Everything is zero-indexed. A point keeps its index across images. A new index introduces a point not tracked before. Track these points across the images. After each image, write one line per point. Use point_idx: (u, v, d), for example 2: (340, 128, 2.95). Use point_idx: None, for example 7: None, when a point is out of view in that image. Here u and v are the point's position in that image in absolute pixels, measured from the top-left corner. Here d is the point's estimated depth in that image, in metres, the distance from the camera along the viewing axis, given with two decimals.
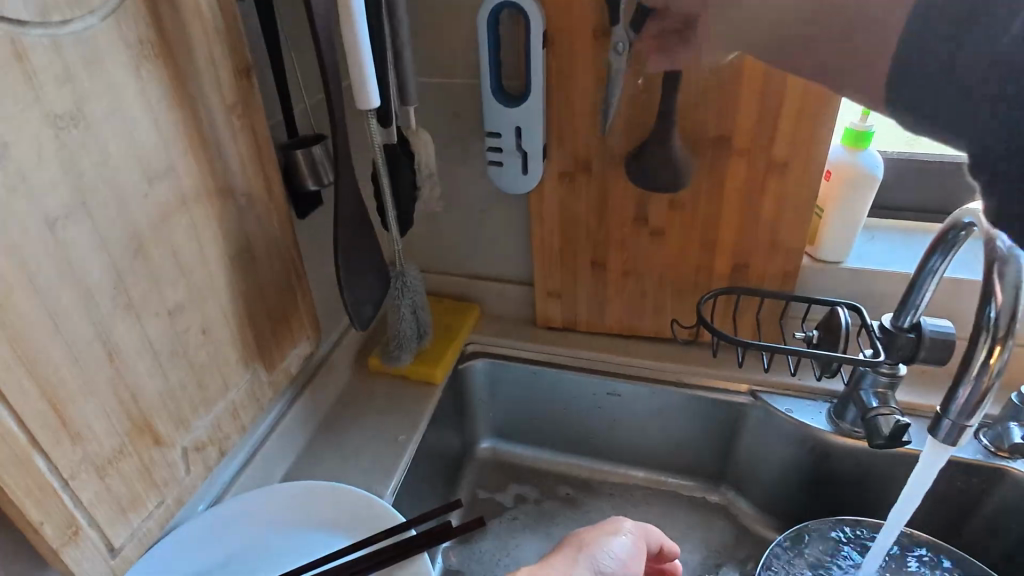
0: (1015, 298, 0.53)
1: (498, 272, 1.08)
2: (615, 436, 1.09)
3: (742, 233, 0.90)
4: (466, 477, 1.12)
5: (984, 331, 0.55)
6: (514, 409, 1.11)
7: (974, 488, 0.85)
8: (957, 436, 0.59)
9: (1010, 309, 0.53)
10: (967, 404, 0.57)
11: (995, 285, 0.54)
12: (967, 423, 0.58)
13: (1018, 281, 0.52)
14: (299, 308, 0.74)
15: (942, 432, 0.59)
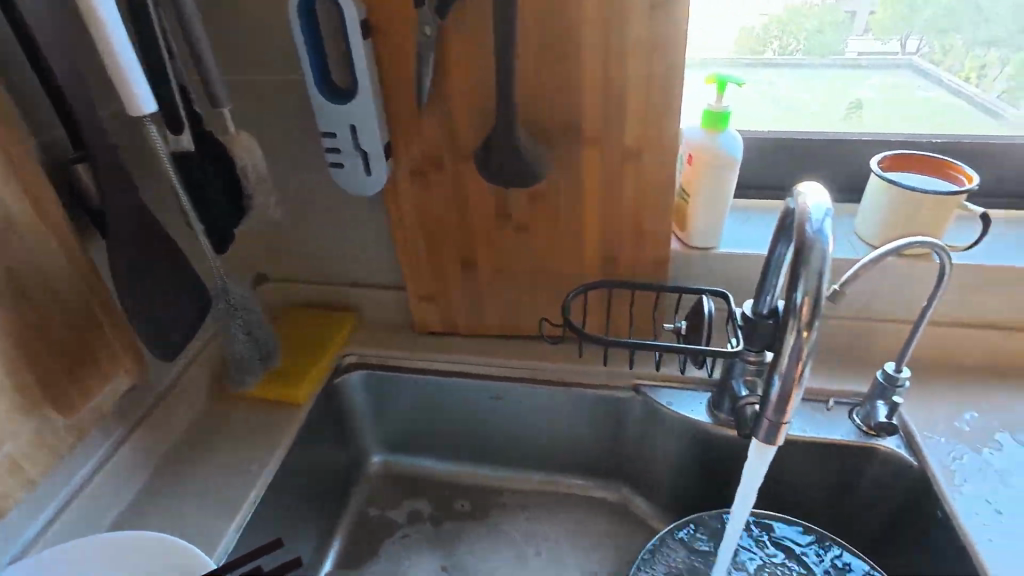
0: (819, 282, 0.50)
1: (371, 278, 1.02)
2: (506, 441, 1.06)
3: (606, 225, 0.86)
4: (356, 494, 1.06)
5: (787, 322, 0.51)
6: (403, 420, 1.07)
7: (849, 469, 0.85)
8: (774, 434, 0.56)
9: (813, 295, 0.50)
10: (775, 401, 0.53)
11: (800, 271, 0.50)
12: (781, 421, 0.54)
13: (823, 263, 0.50)
14: (112, 352, 0.66)
15: (757, 428, 0.56)
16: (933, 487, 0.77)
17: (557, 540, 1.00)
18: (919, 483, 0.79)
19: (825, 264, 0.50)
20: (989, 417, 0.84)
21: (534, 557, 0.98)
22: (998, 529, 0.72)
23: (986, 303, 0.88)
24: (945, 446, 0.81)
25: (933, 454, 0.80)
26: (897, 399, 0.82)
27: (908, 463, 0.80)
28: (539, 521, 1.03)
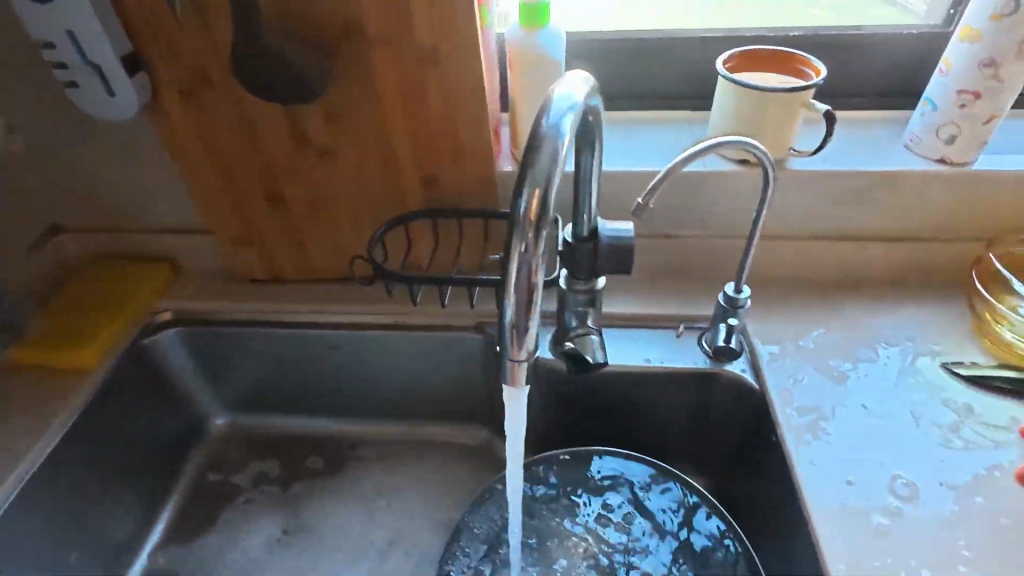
0: (547, 180, 0.39)
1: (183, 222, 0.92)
2: (356, 390, 0.98)
3: (418, 145, 0.75)
4: (196, 460, 0.97)
5: (515, 232, 0.39)
6: (243, 377, 0.97)
7: (697, 398, 0.79)
8: (514, 378, 0.44)
9: (540, 197, 0.39)
10: (513, 334, 0.42)
11: (528, 171, 0.40)
12: (518, 360, 0.43)
13: (553, 160, 0.40)
14: None
15: (501, 374, 0.44)
16: (768, 413, 0.71)
17: (410, 491, 0.93)
18: (757, 406, 0.75)
19: (557, 162, 0.40)
20: (836, 333, 0.79)
21: (382, 512, 0.91)
22: (824, 451, 0.65)
23: (839, 212, 0.82)
24: (785, 368, 0.75)
25: (772, 377, 0.74)
26: (732, 322, 0.76)
27: (752, 387, 0.75)
28: (395, 472, 0.96)
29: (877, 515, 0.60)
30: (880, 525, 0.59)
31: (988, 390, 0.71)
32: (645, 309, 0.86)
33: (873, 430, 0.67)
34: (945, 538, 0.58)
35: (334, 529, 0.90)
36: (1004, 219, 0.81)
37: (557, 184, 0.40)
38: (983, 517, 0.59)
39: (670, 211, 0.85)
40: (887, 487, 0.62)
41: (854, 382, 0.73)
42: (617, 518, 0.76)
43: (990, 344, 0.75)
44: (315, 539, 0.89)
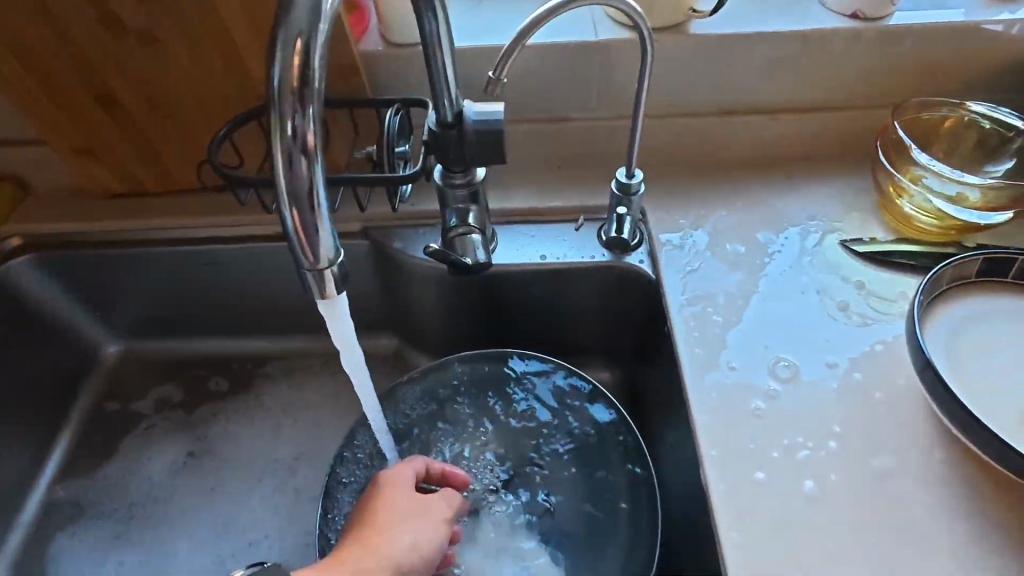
0: (307, 36, 0.36)
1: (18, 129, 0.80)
2: (250, 307, 0.90)
3: (254, 22, 0.64)
4: (89, 390, 0.90)
5: (274, 108, 0.36)
6: (124, 302, 0.89)
7: (597, 292, 0.76)
8: (322, 287, 0.40)
9: (297, 58, 0.36)
10: (300, 236, 0.38)
11: (283, 32, 0.36)
12: (319, 266, 0.39)
13: (312, 15, 0.36)
14: None
15: (306, 290, 0.40)
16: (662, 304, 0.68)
17: (317, 406, 0.89)
18: (652, 296, 0.72)
19: (318, 16, 0.36)
20: (741, 215, 0.75)
21: (290, 428, 0.87)
22: (710, 340, 0.63)
23: (746, 80, 0.75)
24: (681, 256, 0.71)
25: (668, 266, 0.71)
26: (622, 210, 0.71)
27: (648, 277, 0.72)
28: (304, 386, 0.91)
29: (756, 400, 0.58)
30: (757, 410, 0.58)
31: (883, 266, 0.69)
32: (543, 202, 0.79)
33: (762, 314, 0.65)
34: (819, 416, 0.57)
35: (243, 447, 0.85)
36: (914, 83, 0.76)
37: (322, 45, 0.36)
38: (858, 392, 0.59)
39: (566, 90, 0.77)
40: (768, 371, 0.61)
41: (750, 266, 0.70)
42: (509, 417, 0.74)
43: (892, 219, 0.72)
44: (222, 459, 0.84)
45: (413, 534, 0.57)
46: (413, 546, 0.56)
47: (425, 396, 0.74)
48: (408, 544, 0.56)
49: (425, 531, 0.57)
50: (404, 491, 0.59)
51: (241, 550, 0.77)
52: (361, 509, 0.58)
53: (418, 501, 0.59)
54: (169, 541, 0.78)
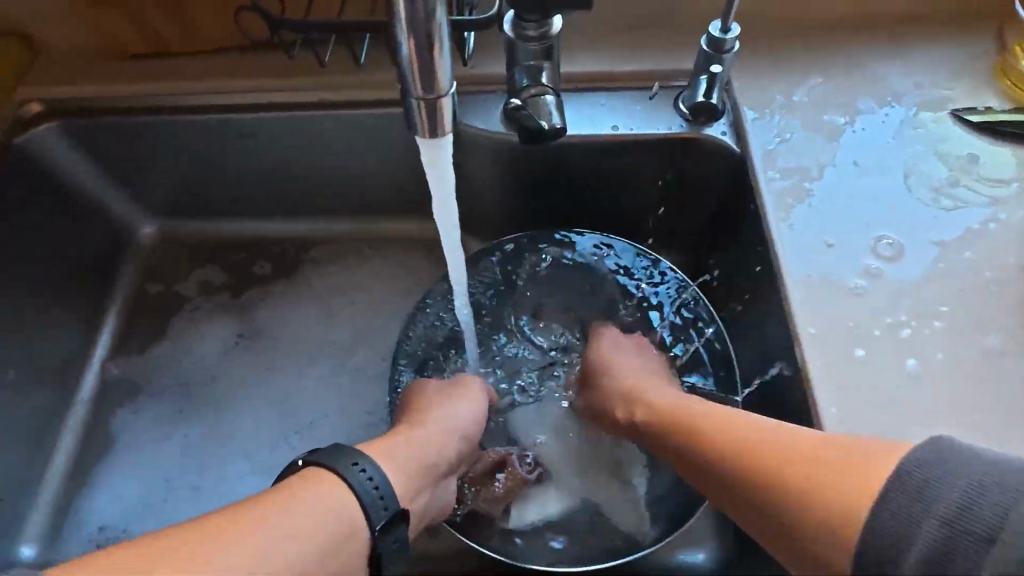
0: None
1: None
2: (290, 187, 0.85)
3: None
4: (128, 271, 0.87)
5: None
6: (156, 178, 0.83)
7: (670, 168, 0.70)
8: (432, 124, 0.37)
9: None
10: (412, 61, 0.35)
11: None
12: (433, 97, 0.36)
13: None
14: None
15: (412, 125, 0.38)
16: (749, 178, 0.62)
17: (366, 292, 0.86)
18: (737, 171, 0.66)
19: None
20: (837, 82, 0.67)
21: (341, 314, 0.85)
22: (805, 214, 0.59)
23: None
24: (770, 127, 0.65)
25: (756, 137, 0.65)
26: (715, 70, 0.63)
27: (731, 151, 0.66)
28: (350, 271, 0.88)
29: (855, 277, 0.55)
30: (856, 288, 0.54)
31: (998, 138, 0.62)
32: (614, 67, 0.71)
33: (862, 187, 0.60)
34: (924, 293, 0.54)
35: (293, 329, 0.84)
36: None
37: None
38: (967, 270, 0.55)
39: None
40: (869, 249, 0.56)
41: (848, 138, 0.63)
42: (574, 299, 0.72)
43: (1009, 86, 0.64)
44: (275, 342, 0.83)
45: (455, 415, 0.61)
46: (459, 419, 0.61)
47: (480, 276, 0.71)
48: (453, 424, 0.60)
49: (464, 410, 0.62)
50: (433, 396, 0.62)
51: (302, 425, 0.78)
52: (405, 407, 0.62)
53: (453, 391, 0.63)
54: (232, 417, 0.79)
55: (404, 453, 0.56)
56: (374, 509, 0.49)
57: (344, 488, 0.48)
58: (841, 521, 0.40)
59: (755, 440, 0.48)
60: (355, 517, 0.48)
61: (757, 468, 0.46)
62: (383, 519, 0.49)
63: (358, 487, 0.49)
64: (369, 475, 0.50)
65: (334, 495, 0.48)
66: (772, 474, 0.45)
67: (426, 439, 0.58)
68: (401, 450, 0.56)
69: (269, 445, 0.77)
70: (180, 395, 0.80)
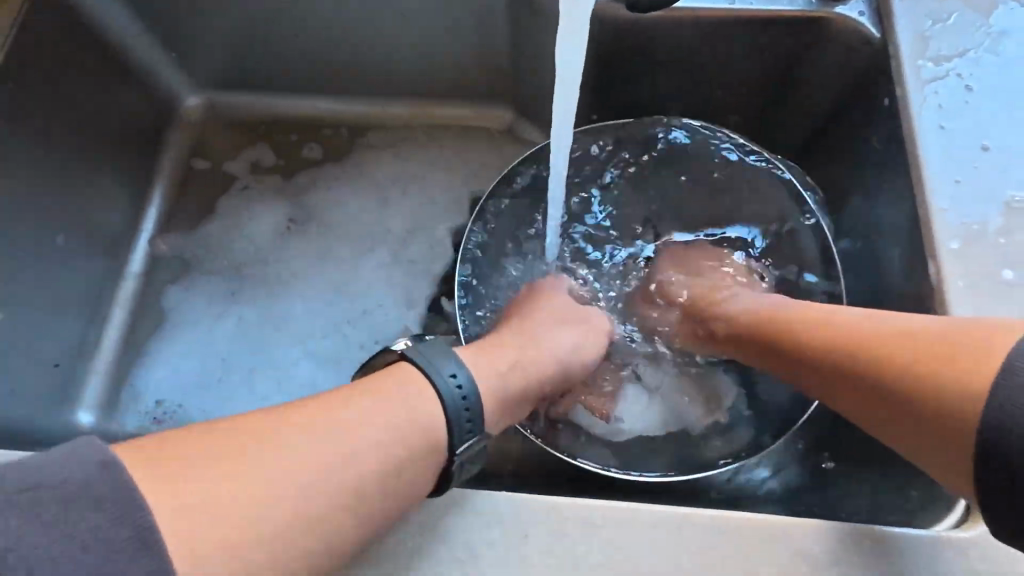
0: None
1: None
2: (347, 60, 0.77)
3: None
4: (175, 145, 0.82)
5: None
6: (205, 42, 0.76)
7: (788, 56, 0.60)
8: None
9: None
10: None
11: None
12: None
13: None
14: None
15: None
16: (892, 67, 0.53)
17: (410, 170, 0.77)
18: (869, 61, 0.56)
19: None
20: None
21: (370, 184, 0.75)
22: (959, 112, 0.50)
23: None
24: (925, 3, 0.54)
25: (905, 16, 0.53)
26: None
27: (868, 36, 0.55)
28: (408, 159, 0.82)
29: (1014, 190, 0.47)
30: (1014, 201, 0.47)
31: None
32: None
33: None
34: None
35: (346, 217, 0.79)
36: None
37: None
38: None
39: None
40: None
41: (1019, 23, 0.53)
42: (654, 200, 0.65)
43: None
44: (329, 229, 0.79)
45: (568, 337, 0.56)
46: (568, 339, 0.56)
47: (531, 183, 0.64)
48: (566, 344, 0.55)
49: (574, 334, 0.57)
50: (558, 309, 0.58)
51: (356, 316, 0.75)
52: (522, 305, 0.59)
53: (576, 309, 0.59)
54: (286, 302, 0.76)
55: (494, 370, 0.48)
56: (457, 423, 0.42)
57: (432, 399, 0.41)
58: (956, 402, 0.36)
59: (845, 330, 0.45)
60: (437, 432, 0.41)
61: (850, 353, 0.43)
62: (463, 440, 0.42)
63: (445, 395, 0.42)
64: (458, 381, 0.43)
65: (417, 416, 0.40)
66: (870, 359, 0.42)
67: (531, 350, 0.53)
68: (498, 363, 0.49)
69: (325, 336, 0.74)
70: (233, 276, 0.77)
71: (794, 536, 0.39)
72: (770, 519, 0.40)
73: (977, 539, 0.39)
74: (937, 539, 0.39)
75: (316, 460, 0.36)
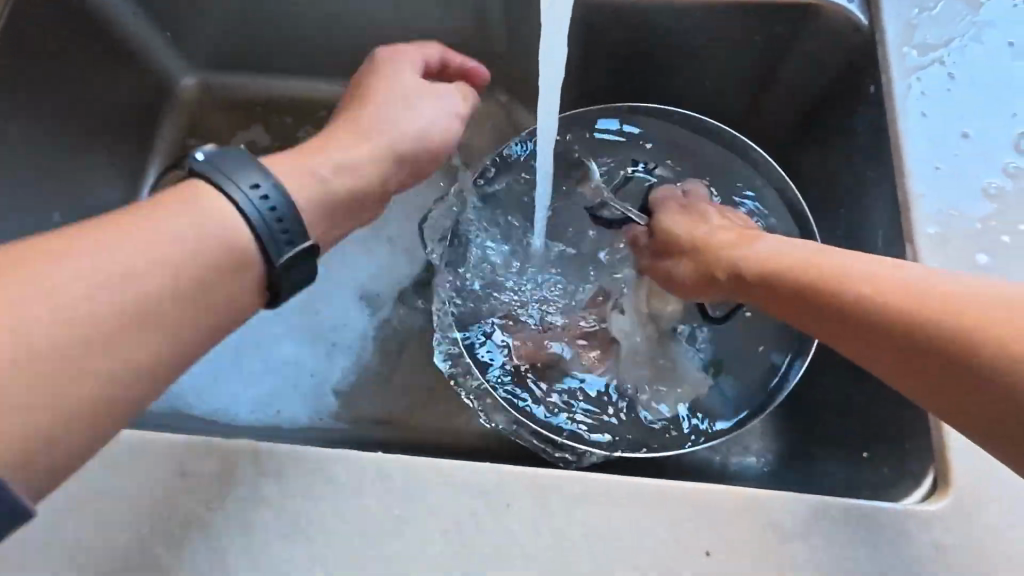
0: None
1: None
2: (341, 42, 0.77)
3: None
4: (170, 125, 0.82)
5: None
6: (201, 22, 0.76)
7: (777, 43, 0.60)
8: None
9: None
10: None
11: None
12: None
13: None
14: None
15: None
16: (878, 55, 0.54)
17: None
18: (857, 51, 0.56)
19: None
20: None
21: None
22: (941, 99, 0.51)
23: None
24: None
25: (893, 6, 0.54)
26: None
27: (855, 25, 0.56)
28: None
29: (990, 177, 0.48)
30: (991, 188, 0.48)
31: None
32: None
33: (1012, 73, 0.51)
34: None
35: None
36: None
37: None
38: None
39: None
40: (1011, 145, 0.49)
41: (1004, 13, 0.53)
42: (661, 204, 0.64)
43: None
44: None
45: (422, 110, 0.53)
46: (420, 122, 0.53)
47: (516, 182, 0.66)
48: (417, 122, 0.52)
49: (429, 107, 0.54)
50: (400, 83, 0.53)
51: (325, 287, 0.71)
52: (349, 104, 0.53)
53: (423, 85, 0.54)
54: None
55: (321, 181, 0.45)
56: (270, 235, 0.38)
57: (229, 211, 0.37)
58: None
59: (903, 286, 0.39)
60: (249, 255, 0.38)
61: (912, 301, 0.37)
62: (285, 254, 0.38)
63: (245, 207, 0.37)
64: (268, 199, 0.38)
65: (202, 241, 0.36)
66: (939, 310, 0.36)
67: (374, 145, 0.49)
68: (318, 151, 0.47)
69: (294, 306, 0.70)
70: None
71: (765, 505, 0.41)
72: (743, 491, 0.41)
73: (940, 511, 0.41)
74: (902, 510, 0.41)
75: (88, 306, 0.31)
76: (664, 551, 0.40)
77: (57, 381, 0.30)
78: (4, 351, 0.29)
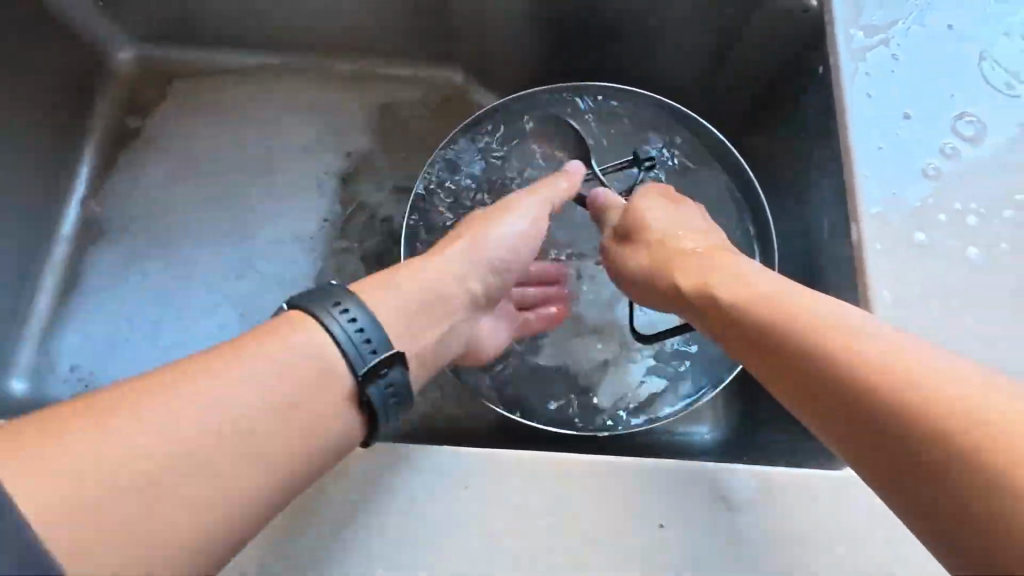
0: None
1: None
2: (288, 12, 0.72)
3: None
4: (105, 101, 0.77)
5: None
6: None
7: (732, 20, 0.60)
8: None
9: None
10: None
11: None
12: None
13: None
14: None
15: None
16: (826, 36, 0.54)
17: None
18: (810, 32, 0.57)
19: None
20: None
21: None
22: (885, 81, 0.52)
23: None
24: None
25: None
26: None
27: (805, 5, 0.56)
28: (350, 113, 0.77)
29: (928, 158, 0.50)
30: (930, 169, 0.50)
31: None
32: None
33: (949, 55, 0.53)
34: (1000, 176, 0.49)
35: (287, 174, 0.75)
36: None
37: None
38: None
39: None
40: (949, 127, 0.51)
41: None
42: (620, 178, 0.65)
43: None
44: (272, 192, 0.75)
45: None
46: None
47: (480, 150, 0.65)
48: None
49: None
50: None
51: None
52: None
53: None
54: None
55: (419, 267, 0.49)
56: (357, 353, 0.39)
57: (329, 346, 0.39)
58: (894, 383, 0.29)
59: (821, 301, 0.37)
60: (337, 375, 0.39)
61: (810, 309, 0.36)
62: (369, 364, 0.39)
63: (342, 338, 0.39)
64: (358, 324, 0.40)
65: (300, 374, 0.37)
66: (833, 321, 0.35)
67: None
68: None
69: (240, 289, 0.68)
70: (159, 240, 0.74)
71: (708, 479, 0.42)
72: (688, 465, 0.43)
73: None
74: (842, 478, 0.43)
75: (156, 448, 0.32)
76: (619, 524, 0.41)
77: (215, 500, 0.33)
78: (141, 450, 0.32)
